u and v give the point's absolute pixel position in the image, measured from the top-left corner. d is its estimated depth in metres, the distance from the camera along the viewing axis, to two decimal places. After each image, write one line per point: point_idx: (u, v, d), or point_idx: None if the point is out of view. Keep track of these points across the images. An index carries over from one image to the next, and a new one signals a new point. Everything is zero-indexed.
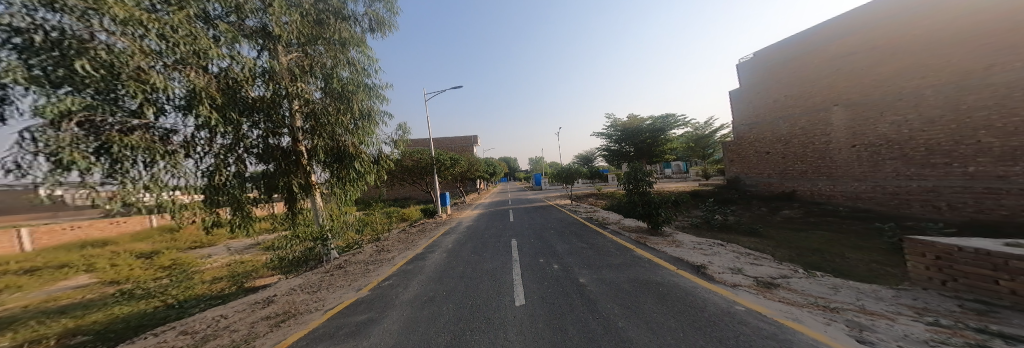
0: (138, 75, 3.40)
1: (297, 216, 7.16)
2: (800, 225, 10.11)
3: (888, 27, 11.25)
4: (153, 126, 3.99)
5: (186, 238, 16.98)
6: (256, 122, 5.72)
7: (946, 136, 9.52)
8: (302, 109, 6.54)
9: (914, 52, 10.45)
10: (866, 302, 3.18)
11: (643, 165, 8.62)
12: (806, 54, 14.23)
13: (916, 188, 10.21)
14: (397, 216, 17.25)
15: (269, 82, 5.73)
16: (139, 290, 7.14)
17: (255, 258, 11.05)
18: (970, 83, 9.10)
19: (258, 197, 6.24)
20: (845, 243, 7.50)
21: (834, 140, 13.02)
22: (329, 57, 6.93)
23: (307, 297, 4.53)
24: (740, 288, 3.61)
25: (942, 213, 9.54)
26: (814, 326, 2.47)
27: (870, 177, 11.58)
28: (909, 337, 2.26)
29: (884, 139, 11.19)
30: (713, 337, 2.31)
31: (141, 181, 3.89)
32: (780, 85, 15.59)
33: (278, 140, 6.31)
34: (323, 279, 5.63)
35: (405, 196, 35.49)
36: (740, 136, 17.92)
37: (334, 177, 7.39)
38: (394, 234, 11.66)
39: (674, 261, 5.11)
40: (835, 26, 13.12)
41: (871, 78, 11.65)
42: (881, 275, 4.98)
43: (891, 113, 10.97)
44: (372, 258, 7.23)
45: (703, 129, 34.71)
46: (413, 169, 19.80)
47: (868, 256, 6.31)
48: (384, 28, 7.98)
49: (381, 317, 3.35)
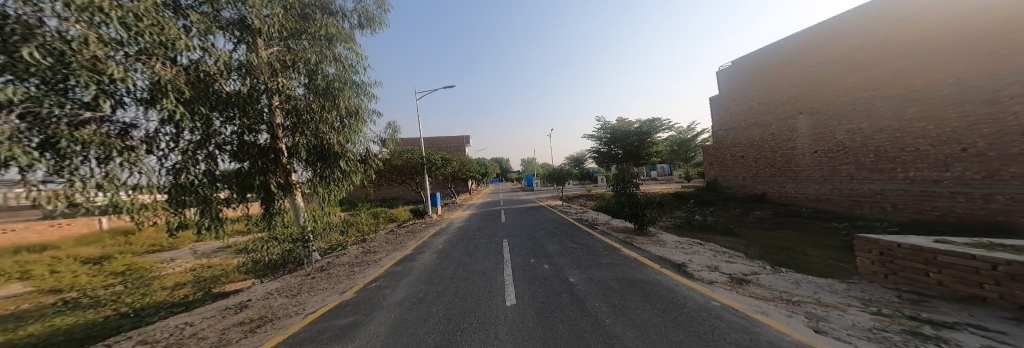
0: (93, 64, 3.08)
1: (273, 218, 6.66)
2: (769, 225, 10.74)
3: (849, 41, 12.08)
4: (109, 120, 3.64)
5: (143, 241, 15.64)
6: (231, 118, 5.22)
7: (892, 144, 10.53)
8: (283, 105, 6.14)
9: (871, 66, 11.32)
10: (822, 295, 3.45)
11: (631, 167, 8.92)
12: (777, 65, 15.18)
13: (866, 191, 11.23)
14: (384, 217, 16.75)
15: (246, 76, 5.28)
16: (87, 299, 6.47)
17: (225, 262, 10.31)
18: (911, 96, 10.07)
19: (230, 197, 5.78)
20: (809, 242, 8.07)
21: (798, 147, 14.01)
22: (313, 52, 6.58)
23: (285, 301, 4.32)
24: (716, 285, 3.80)
25: (888, 213, 10.52)
26: (779, 318, 2.64)
27: (828, 180, 12.58)
28: (857, 325, 2.48)
29: (841, 145, 12.18)
30: (692, 332, 2.40)
31: (93, 179, 3.54)
32: (755, 92, 16.48)
33: (254, 137, 5.89)
34: (303, 282, 5.36)
35: (393, 196, 34.90)
36: (718, 140, 18.85)
37: (317, 176, 7.06)
38: (382, 235, 11.38)
39: (658, 260, 5.29)
40: (801, 39, 14.08)
41: (833, 89, 12.61)
42: (836, 269, 5.44)
43: (848, 122, 11.95)
44: (357, 260, 6.98)
45: (685, 134, 36.29)
46: (402, 169, 19.28)
47: (827, 253, 6.82)
48: (374, 24, 7.76)
49: (367, 320, 3.25)
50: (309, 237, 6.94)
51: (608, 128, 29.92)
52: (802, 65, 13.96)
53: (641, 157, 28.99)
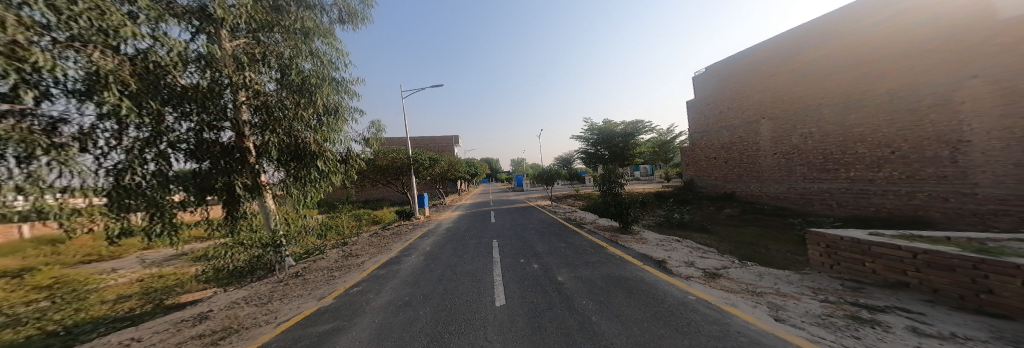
0: (11, 51, 2.69)
1: (237, 222, 6.14)
2: (738, 222, 11.48)
3: (802, 53, 13.17)
4: (33, 114, 3.22)
5: (75, 251, 13.90)
6: (187, 113, 4.65)
7: (837, 147, 11.66)
8: (250, 101, 5.63)
9: (820, 76, 12.42)
10: (781, 285, 3.75)
11: (617, 167, 9.21)
12: (745, 72, 16.15)
13: (816, 190, 12.35)
14: (367, 219, 16.10)
15: (206, 69, 4.75)
16: (5, 318, 5.63)
17: (179, 271, 9.38)
18: (851, 104, 11.22)
19: (186, 201, 5.20)
20: (773, 237, 8.72)
21: (761, 149, 15.10)
22: (288, 46, 6.04)
23: (253, 310, 4.03)
24: (692, 280, 4.00)
25: (834, 209, 11.64)
26: (746, 309, 2.83)
27: (786, 180, 13.68)
28: (809, 312, 2.71)
29: (796, 148, 13.32)
30: (671, 326, 2.52)
31: (12, 181, 3.08)
32: (724, 98, 17.54)
33: (216, 134, 5.35)
34: (276, 289, 5.02)
35: (378, 197, 33.76)
36: (694, 143, 19.80)
37: (290, 178, 6.63)
38: (364, 238, 10.89)
39: (641, 257, 5.49)
40: (763, 49, 15.15)
41: (790, 96, 13.72)
42: (793, 262, 5.94)
43: (802, 127, 13.09)
44: (338, 264, 6.64)
45: (666, 136, 37.96)
46: (387, 169, 18.64)
47: (787, 247, 7.41)
48: (356, 20, 7.42)
49: (348, 325, 3.11)
50: (282, 242, 6.43)
51: (594, 129, 30.56)
52: (764, 73, 15.05)
53: (626, 158, 29.78)
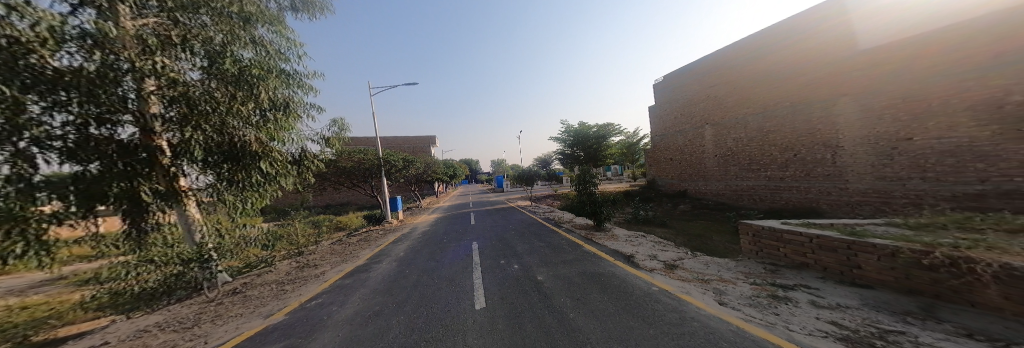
0: None
1: (147, 237, 5.02)
2: (688, 216, 12.70)
3: (735, 68, 14.89)
4: None
5: None
6: (64, 103, 3.46)
7: (759, 150, 13.50)
8: (162, 91, 4.37)
9: (749, 89, 14.15)
10: (723, 272, 4.24)
11: (591, 168, 9.64)
12: (693, 81, 17.72)
13: (745, 187, 14.15)
14: (330, 226, 14.77)
15: (95, 49, 3.71)
16: None
17: (66, 298, 7.61)
18: (770, 114, 13.04)
19: (60, 211, 3.79)
20: (717, 229, 9.78)
21: (705, 151, 16.86)
22: (220, 31, 5.23)
23: (174, 337, 3.44)
24: (655, 272, 4.32)
25: (757, 203, 13.44)
26: (698, 296, 3.13)
27: (723, 178, 15.46)
28: (743, 294, 3.10)
29: (730, 150, 15.14)
30: (641, 317, 2.68)
31: None
32: (677, 105, 19.16)
33: (110, 130, 4.06)
34: (206, 310, 4.34)
35: (342, 202, 31.39)
36: (654, 145, 21.37)
37: (223, 181, 5.70)
38: (326, 246, 9.92)
39: (612, 253, 5.79)
40: (706, 62, 16.82)
41: (727, 106, 15.45)
42: (732, 251, 6.72)
43: (735, 133, 14.87)
44: (289, 277, 5.96)
45: (632, 138, 40.51)
46: (352, 171, 17.31)
47: (728, 238, 8.35)
48: (312, 9, 6.82)
49: (305, 342, 2.83)
50: (211, 257, 5.72)
51: (571, 131, 31.40)
52: (708, 84, 16.73)
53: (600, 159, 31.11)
